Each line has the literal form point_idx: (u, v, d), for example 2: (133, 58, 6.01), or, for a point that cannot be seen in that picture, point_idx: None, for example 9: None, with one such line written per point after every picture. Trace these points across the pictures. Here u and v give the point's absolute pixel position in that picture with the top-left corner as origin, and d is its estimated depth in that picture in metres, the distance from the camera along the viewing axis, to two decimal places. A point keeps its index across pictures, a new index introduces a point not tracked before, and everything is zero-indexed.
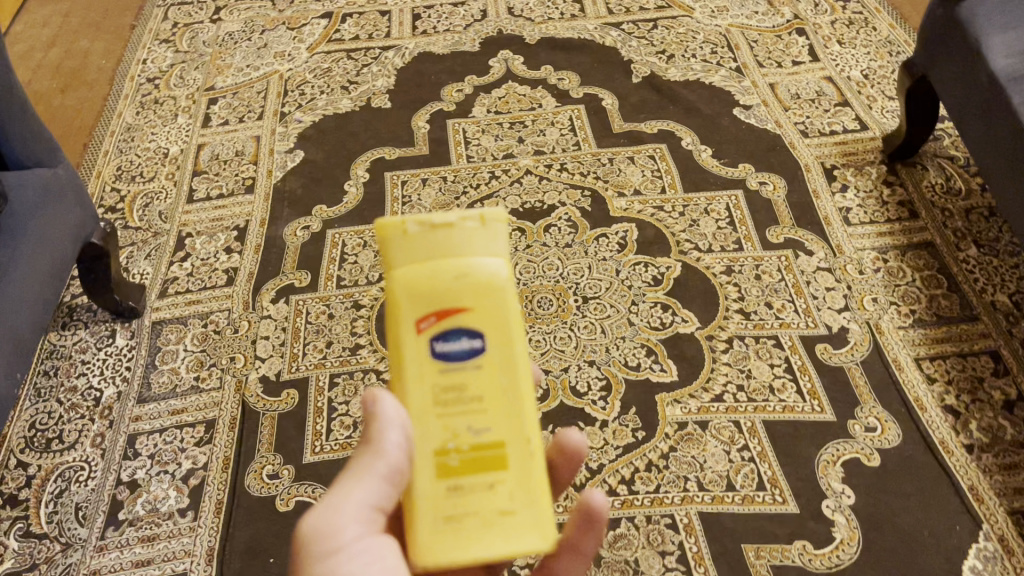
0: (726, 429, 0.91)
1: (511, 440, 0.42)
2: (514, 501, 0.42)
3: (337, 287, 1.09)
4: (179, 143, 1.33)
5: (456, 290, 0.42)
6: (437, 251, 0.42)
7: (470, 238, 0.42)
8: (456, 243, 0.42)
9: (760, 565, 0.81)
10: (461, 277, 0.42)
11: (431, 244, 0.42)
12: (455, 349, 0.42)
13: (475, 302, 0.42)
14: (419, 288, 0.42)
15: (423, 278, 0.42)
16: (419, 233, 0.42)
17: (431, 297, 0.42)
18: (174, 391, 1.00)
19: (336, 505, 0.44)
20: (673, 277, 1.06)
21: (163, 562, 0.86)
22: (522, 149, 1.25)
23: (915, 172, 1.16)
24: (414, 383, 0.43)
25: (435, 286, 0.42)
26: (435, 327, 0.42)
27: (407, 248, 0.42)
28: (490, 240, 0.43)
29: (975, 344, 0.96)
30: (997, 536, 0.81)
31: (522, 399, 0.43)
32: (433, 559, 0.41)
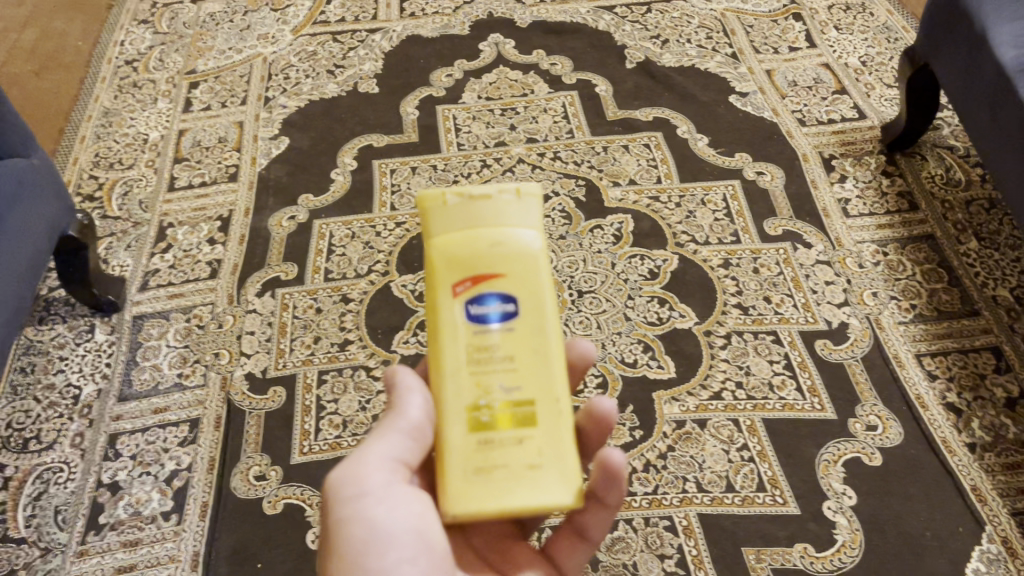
0: (725, 428, 0.89)
1: (539, 398, 0.47)
2: (543, 456, 0.46)
3: (324, 281, 1.06)
4: (158, 128, 1.29)
5: (492, 258, 0.47)
6: (476, 223, 0.48)
7: (505, 213, 0.48)
8: (494, 217, 0.48)
9: (761, 568, 0.79)
10: (497, 247, 0.48)
11: (471, 216, 0.48)
12: (490, 313, 0.47)
13: (511, 269, 0.48)
14: (458, 256, 0.48)
15: (462, 247, 0.48)
16: (460, 207, 0.48)
17: (470, 264, 0.47)
18: (156, 388, 0.97)
19: (363, 457, 0.50)
20: (670, 270, 1.04)
21: (148, 567, 0.84)
22: (514, 136, 1.21)
23: (914, 162, 1.14)
24: (450, 344, 0.47)
25: (474, 254, 0.47)
26: (471, 291, 0.47)
27: (449, 220, 0.48)
28: (524, 214, 0.48)
29: (977, 340, 0.95)
30: (1000, 538, 0.80)
31: (550, 362, 0.48)
32: (463, 504, 0.45)
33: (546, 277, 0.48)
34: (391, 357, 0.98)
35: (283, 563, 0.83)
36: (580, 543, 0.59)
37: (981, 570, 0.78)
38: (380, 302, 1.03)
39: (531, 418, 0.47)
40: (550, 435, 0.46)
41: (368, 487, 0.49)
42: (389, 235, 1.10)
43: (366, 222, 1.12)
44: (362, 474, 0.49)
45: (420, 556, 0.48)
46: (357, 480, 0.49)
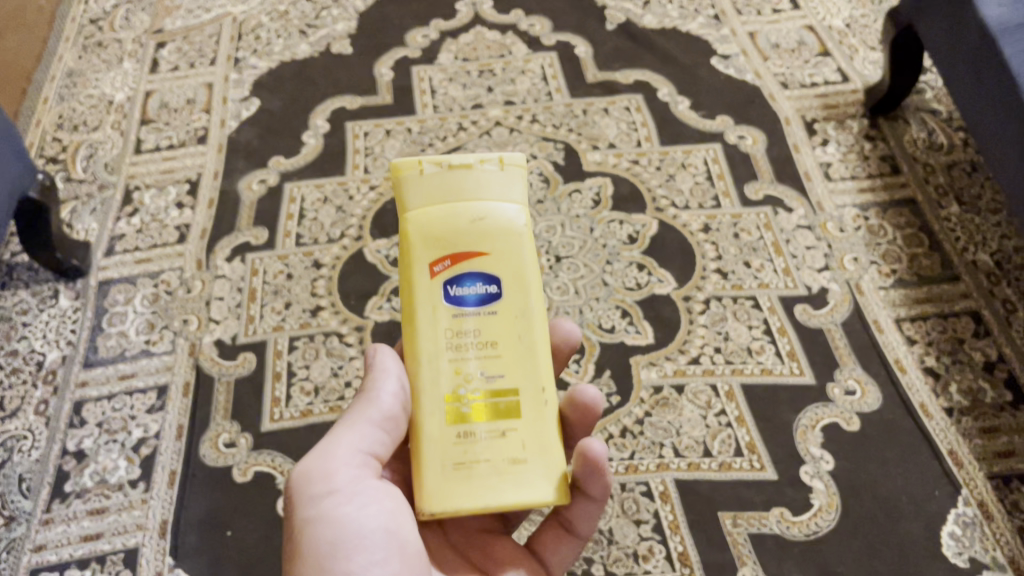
0: (703, 393, 0.88)
1: (519, 382, 0.50)
2: (523, 444, 0.49)
3: (296, 245, 1.03)
4: (124, 90, 1.25)
5: (472, 236, 0.50)
6: (456, 197, 0.50)
7: (486, 187, 0.50)
8: (475, 191, 0.50)
9: (737, 533, 0.79)
10: (478, 223, 0.50)
11: (451, 191, 0.50)
12: (470, 295, 0.50)
13: (492, 247, 0.50)
14: (437, 232, 0.50)
15: (443, 222, 0.50)
16: (439, 179, 0.50)
17: (449, 243, 0.50)
18: (123, 355, 0.95)
19: (331, 451, 0.50)
20: (649, 235, 1.02)
21: (114, 536, 0.82)
22: (491, 99, 1.19)
23: (897, 126, 1.12)
24: (428, 326, 0.50)
25: (454, 231, 0.50)
26: (452, 271, 0.50)
27: (430, 194, 0.50)
28: (505, 188, 0.51)
29: (957, 304, 0.94)
30: (976, 501, 0.80)
31: (529, 344, 0.50)
32: (443, 501, 0.48)
33: (527, 254, 0.51)
34: (365, 323, 0.96)
35: (253, 531, 0.81)
36: (566, 539, 0.58)
37: (957, 533, 0.78)
38: (353, 267, 1.01)
39: (511, 402, 0.49)
40: (531, 420, 0.49)
41: (337, 482, 0.50)
42: (362, 198, 1.08)
43: (339, 186, 1.09)
44: (331, 468, 0.50)
45: (393, 554, 0.49)
46: (325, 475, 0.50)
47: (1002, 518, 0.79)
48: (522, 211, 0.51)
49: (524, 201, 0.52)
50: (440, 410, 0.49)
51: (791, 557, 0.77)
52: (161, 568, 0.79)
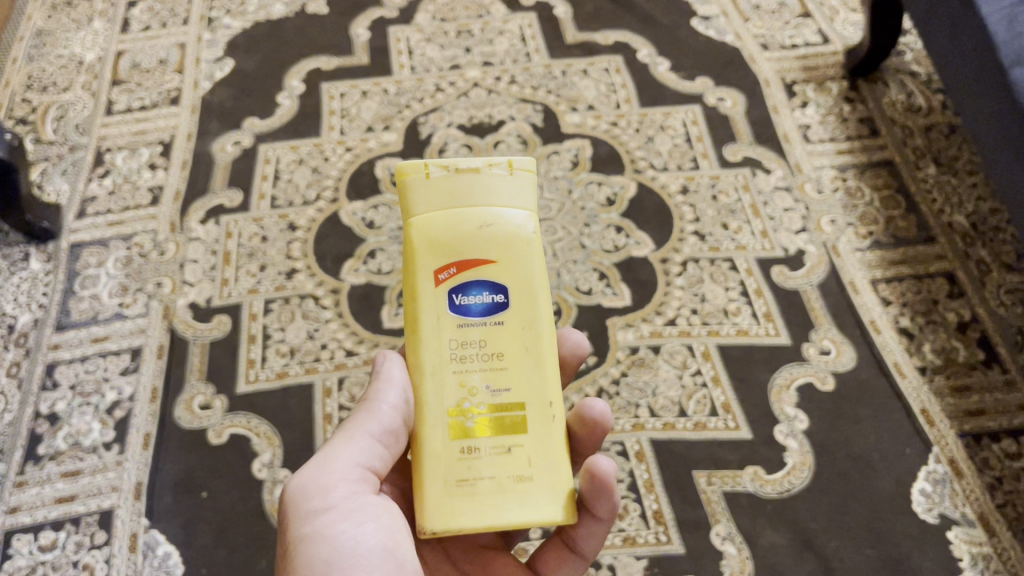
0: (679, 353, 0.88)
1: (523, 395, 0.49)
2: (527, 460, 0.48)
3: (271, 208, 1.02)
4: (95, 49, 1.22)
5: (479, 242, 0.50)
6: (465, 203, 0.50)
7: (495, 193, 0.50)
8: (483, 197, 0.50)
9: (711, 491, 0.79)
10: (485, 230, 0.50)
11: (459, 197, 0.50)
12: (475, 303, 0.49)
13: (500, 255, 0.50)
14: (444, 239, 0.50)
15: (450, 228, 0.50)
16: (447, 185, 0.50)
17: (456, 250, 0.50)
18: (96, 318, 0.94)
19: (330, 464, 0.49)
20: (627, 197, 1.01)
21: (88, 498, 0.81)
22: (469, 60, 1.17)
23: (876, 89, 1.12)
24: (434, 336, 0.49)
25: (462, 237, 0.50)
26: (458, 279, 0.50)
27: (438, 200, 0.50)
28: (513, 194, 0.51)
29: (932, 266, 0.94)
30: (947, 458, 0.81)
31: (535, 357, 0.50)
32: (448, 520, 0.47)
33: (533, 264, 0.51)
34: (341, 286, 0.95)
35: (228, 491, 0.81)
36: (569, 556, 0.57)
37: (927, 490, 0.79)
38: (329, 229, 1.00)
39: (516, 417, 0.48)
40: (536, 435, 0.49)
41: (333, 496, 0.48)
42: (337, 160, 1.07)
43: (314, 147, 1.08)
44: (327, 482, 0.48)
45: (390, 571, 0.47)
46: (322, 489, 0.48)
47: (971, 475, 0.80)
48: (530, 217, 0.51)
49: (533, 209, 0.51)
50: (444, 423, 0.48)
51: (763, 514, 0.78)
52: (136, 529, 0.79)
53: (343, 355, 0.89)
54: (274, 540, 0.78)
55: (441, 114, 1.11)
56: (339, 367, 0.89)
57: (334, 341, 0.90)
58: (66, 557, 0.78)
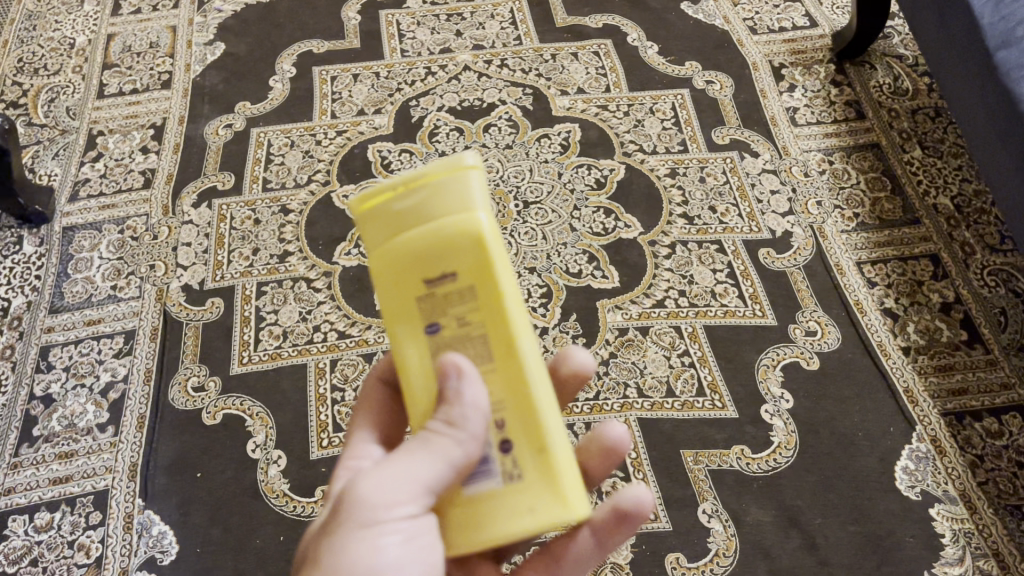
0: (667, 334, 0.90)
1: (518, 400, 0.40)
2: (535, 461, 0.39)
3: (263, 191, 1.03)
4: (86, 32, 1.22)
5: (434, 260, 0.39)
6: (405, 226, 0.38)
7: (437, 204, 0.38)
8: (423, 211, 0.38)
9: (698, 469, 0.81)
10: (433, 244, 0.38)
11: (398, 221, 0.38)
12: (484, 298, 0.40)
13: (457, 271, 0.39)
14: (396, 270, 0.39)
15: (400, 258, 0.39)
16: (385, 213, 0.39)
17: (411, 278, 0.39)
18: (89, 301, 0.94)
19: (400, 476, 0.38)
20: (616, 180, 1.02)
21: (83, 479, 0.82)
22: (460, 43, 1.18)
23: (863, 72, 1.13)
24: (415, 363, 0.40)
25: (412, 265, 0.39)
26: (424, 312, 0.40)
27: (376, 229, 0.39)
28: (457, 196, 0.38)
29: (917, 247, 0.95)
30: (930, 437, 0.83)
31: (518, 362, 0.39)
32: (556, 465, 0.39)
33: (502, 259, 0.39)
34: (333, 269, 0.96)
35: (222, 472, 0.82)
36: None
37: (910, 468, 0.81)
38: (321, 212, 1.01)
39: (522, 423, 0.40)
40: (528, 436, 0.39)
41: (389, 516, 0.38)
42: (329, 144, 1.07)
43: (306, 131, 1.08)
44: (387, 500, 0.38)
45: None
46: (376, 507, 0.38)
47: (954, 453, 0.82)
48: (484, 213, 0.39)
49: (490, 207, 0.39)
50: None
51: (749, 492, 0.80)
52: (132, 509, 0.80)
53: (336, 336, 0.90)
54: (268, 519, 0.79)
55: (432, 97, 1.11)
56: (332, 348, 0.89)
57: (327, 324, 0.91)
58: (61, 537, 0.79)
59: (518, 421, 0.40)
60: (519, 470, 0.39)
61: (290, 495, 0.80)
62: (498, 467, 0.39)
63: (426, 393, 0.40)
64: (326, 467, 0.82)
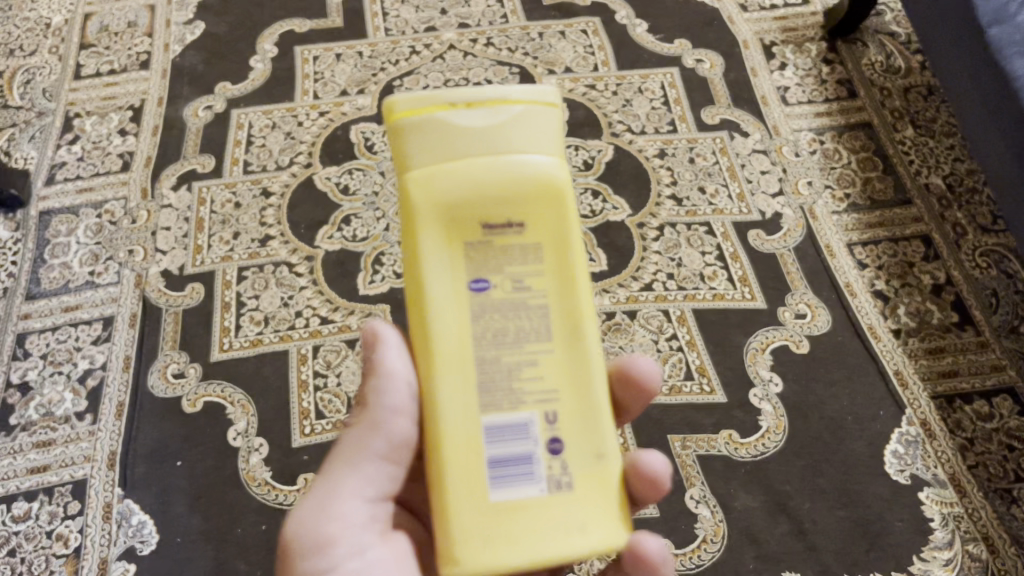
0: (655, 318, 0.88)
1: (567, 380, 0.42)
2: (586, 464, 0.42)
3: (244, 173, 1.01)
4: (62, 11, 1.19)
5: (501, 199, 0.41)
6: (464, 150, 0.41)
7: (519, 131, 0.41)
8: (497, 145, 0.41)
9: (685, 454, 0.80)
10: (501, 183, 0.41)
11: (458, 146, 0.40)
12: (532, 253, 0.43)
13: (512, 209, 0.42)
14: (448, 200, 0.41)
15: (454, 185, 0.41)
16: (448, 135, 0.40)
17: (463, 213, 0.41)
18: (66, 287, 0.92)
19: (334, 499, 0.44)
20: (604, 160, 1.00)
21: (61, 468, 0.81)
22: (445, 21, 1.15)
23: (855, 49, 1.11)
24: (454, 317, 0.42)
25: (466, 196, 0.41)
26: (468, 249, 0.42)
27: (431, 149, 0.41)
28: (522, 126, 0.41)
29: (908, 228, 0.94)
30: (920, 421, 0.82)
31: (579, 335, 0.43)
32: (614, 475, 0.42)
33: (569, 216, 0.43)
34: (315, 253, 0.94)
35: (203, 461, 0.81)
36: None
37: (899, 451, 0.80)
38: (303, 196, 0.99)
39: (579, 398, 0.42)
40: (580, 436, 0.42)
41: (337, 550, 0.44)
42: (311, 125, 1.05)
43: (287, 112, 1.06)
44: (330, 537, 0.43)
45: None
46: (322, 548, 0.43)
47: (944, 437, 0.81)
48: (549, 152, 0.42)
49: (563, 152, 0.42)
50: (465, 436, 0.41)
51: (737, 477, 0.79)
52: (111, 499, 0.79)
53: (319, 322, 0.89)
54: (249, 508, 0.78)
55: (416, 77, 1.09)
56: (314, 334, 0.88)
57: (309, 309, 0.90)
58: (39, 528, 0.78)
59: (568, 410, 0.42)
60: (570, 478, 0.41)
61: (272, 484, 0.79)
62: (545, 473, 0.41)
63: (463, 355, 0.42)
64: (308, 455, 0.81)
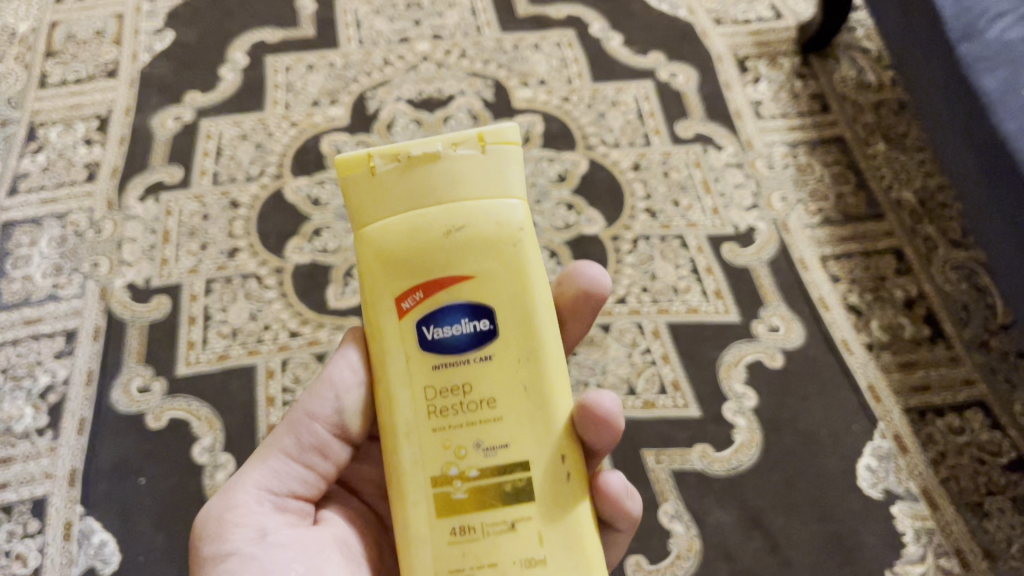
0: (629, 331, 0.87)
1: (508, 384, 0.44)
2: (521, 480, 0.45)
3: (213, 184, 0.99)
4: (28, 20, 1.17)
5: (427, 250, 0.44)
6: (397, 205, 0.45)
7: (411, 194, 0.45)
8: (403, 203, 0.45)
9: (659, 469, 0.79)
10: (408, 235, 0.45)
11: (412, 183, 0.45)
12: (454, 333, 0.44)
13: (488, 269, 0.45)
14: (401, 242, 0.45)
15: (402, 230, 0.45)
16: (393, 169, 0.45)
17: (427, 267, 0.45)
18: (27, 299, 0.90)
19: (245, 488, 0.47)
20: (578, 173, 1.00)
21: (20, 485, 0.79)
22: (419, 33, 1.15)
23: (827, 64, 1.12)
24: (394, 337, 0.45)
25: (428, 240, 0.44)
26: (426, 305, 0.45)
27: (365, 185, 0.45)
28: (490, 173, 0.45)
29: (880, 242, 0.94)
30: (892, 435, 0.82)
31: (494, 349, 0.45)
32: None
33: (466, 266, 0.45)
34: (285, 265, 0.92)
35: (168, 477, 0.79)
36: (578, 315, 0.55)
37: (872, 466, 0.80)
38: (273, 207, 0.97)
39: (519, 477, 0.44)
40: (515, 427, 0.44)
41: (235, 538, 0.46)
42: (282, 135, 1.04)
43: (258, 122, 1.05)
44: (231, 521, 0.46)
45: None
46: (221, 531, 0.46)
47: (916, 450, 0.81)
48: (521, 208, 0.46)
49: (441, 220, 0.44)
50: (427, 493, 0.44)
51: (711, 492, 0.78)
52: (71, 517, 0.77)
53: (287, 336, 0.87)
54: None
55: (389, 88, 1.08)
56: (283, 348, 0.86)
57: (278, 323, 0.88)
58: None
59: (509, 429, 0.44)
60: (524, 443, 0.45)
61: None
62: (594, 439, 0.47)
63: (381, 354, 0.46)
64: None
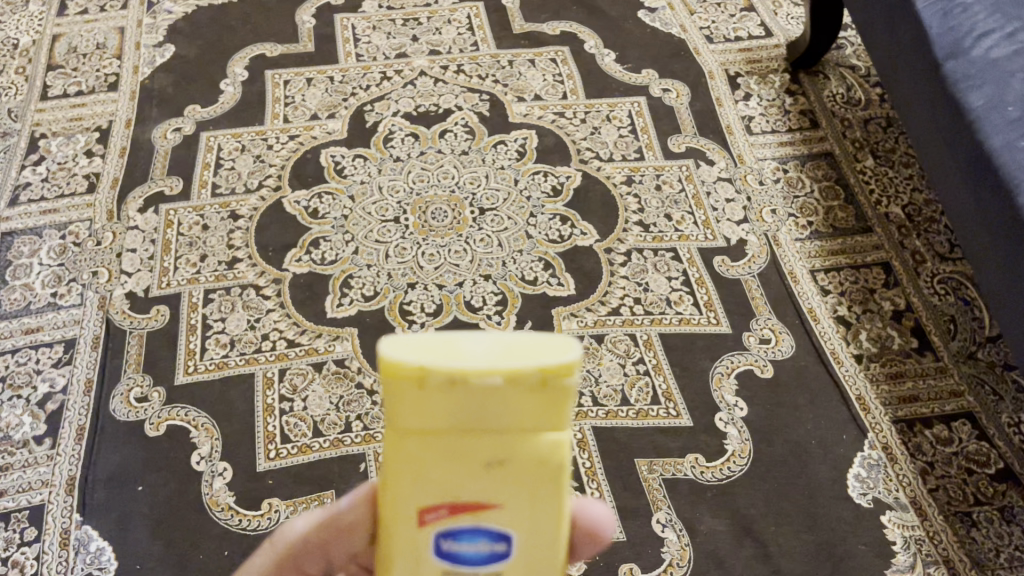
0: (622, 342, 0.89)
1: None
2: None
3: (212, 196, 1.00)
4: (30, 33, 1.19)
5: (457, 472, 0.34)
6: (439, 423, 0.33)
7: (453, 412, 0.33)
8: (441, 420, 0.33)
9: (652, 478, 0.80)
10: (442, 452, 0.34)
11: (453, 404, 0.33)
12: (468, 550, 0.36)
13: (521, 500, 0.35)
14: (433, 460, 0.34)
15: (436, 445, 0.34)
16: (439, 388, 0.32)
17: (453, 492, 0.35)
18: (27, 309, 0.91)
19: None
20: (573, 187, 1.02)
21: (18, 493, 0.79)
22: (416, 48, 1.17)
23: (817, 81, 1.14)
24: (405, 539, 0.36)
25: (465, 470, 0.34)
26: (447, 522, 0.35)
27: (408, 396, 0.33)
28: (549, 411, 0.33)
29: (868, 256, 0.96)
30: (881, 445, 0.83)
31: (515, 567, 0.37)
32: None
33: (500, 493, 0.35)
34: (283, 276, 0.93)
35: (164, 485, 0.79)
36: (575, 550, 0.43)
37: (862, 475, 0.81)
38: (271, 218, 0.98)
39: None
40: None
41: None
42: (281, 148, 1.05)
43: (257, 135, 1.06)
44: None
45: None
46: None
47: (904, 460, 0.82)
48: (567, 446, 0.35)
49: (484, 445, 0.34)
50: None
51: (703, 501, 0.79)
52: (68, 524, 0.77)
53: (285, 345, 0.88)
54: (212, 533, 0.76)
55: (387, 102, 1.10)
56: (281, 357, 0.87)
57: (276, 332, 0.89)
58: None
59: None
60: None
61: (234, 508, 0.78)
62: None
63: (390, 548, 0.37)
64: (274, 479, 0.80)
